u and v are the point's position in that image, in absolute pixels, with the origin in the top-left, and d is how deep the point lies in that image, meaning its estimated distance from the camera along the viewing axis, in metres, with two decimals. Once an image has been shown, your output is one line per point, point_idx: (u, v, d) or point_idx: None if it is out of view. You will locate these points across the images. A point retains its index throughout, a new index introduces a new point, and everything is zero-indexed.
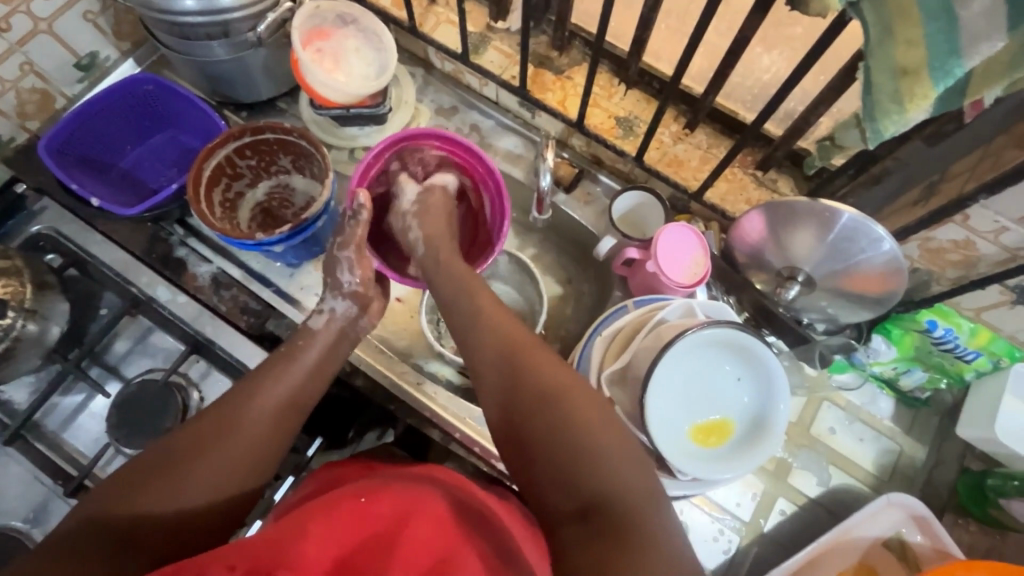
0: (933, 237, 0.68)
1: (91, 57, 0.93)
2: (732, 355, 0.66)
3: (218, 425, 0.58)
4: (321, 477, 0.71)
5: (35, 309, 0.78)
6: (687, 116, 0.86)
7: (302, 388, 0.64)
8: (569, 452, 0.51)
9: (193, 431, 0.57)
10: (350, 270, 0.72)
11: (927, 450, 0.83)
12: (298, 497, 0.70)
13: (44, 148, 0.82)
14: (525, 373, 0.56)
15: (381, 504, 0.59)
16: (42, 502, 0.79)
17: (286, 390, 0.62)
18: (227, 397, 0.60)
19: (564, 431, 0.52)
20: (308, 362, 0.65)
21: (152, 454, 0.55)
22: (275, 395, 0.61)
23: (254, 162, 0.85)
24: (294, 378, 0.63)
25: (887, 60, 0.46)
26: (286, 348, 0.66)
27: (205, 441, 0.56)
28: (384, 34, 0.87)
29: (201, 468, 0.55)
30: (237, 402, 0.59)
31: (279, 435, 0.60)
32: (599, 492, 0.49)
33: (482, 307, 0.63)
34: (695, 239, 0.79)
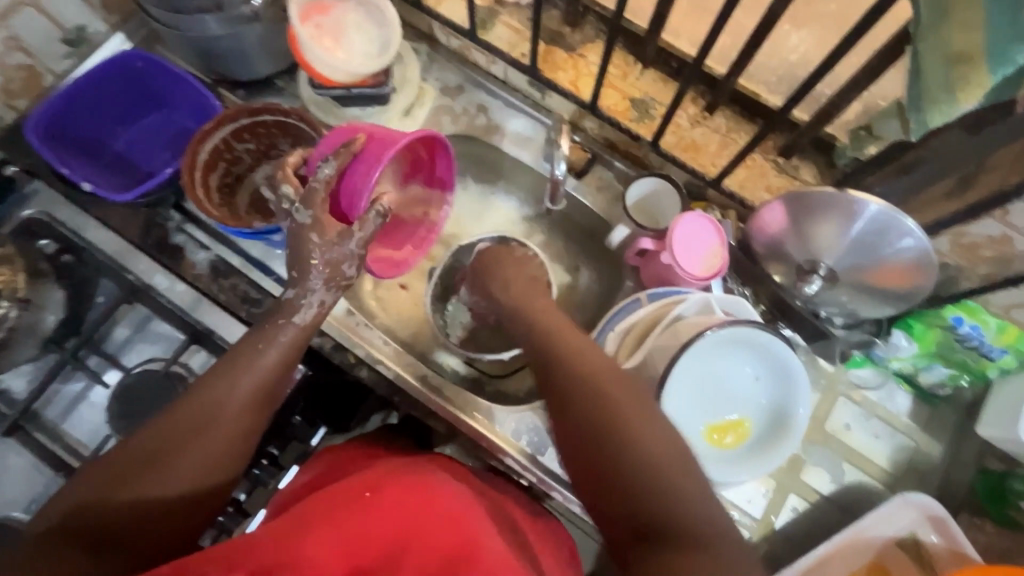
0: (968, 231, 0.65)
1: (78, 31, 0.88)
2: (754, 355, 0.63)
3: (190, 419, 0.56)
4: (327, 459, 0.71)
5: (29, 298, 0.76)
6: (707, 98, 0.82)
7: (270, 384, 0.60)
8: (629, 467, 0.51)
9: (165, 428, 0.55)
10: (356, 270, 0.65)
11: (945, 447, 0.81)
12: (299, 483, 0.70)
13: (30, 130, 0.78)
14: (576, 388, 0.56)
15: (385, 494, 0.58)
16: (43, 492, 0.79)
17: (254, 379, 0.59)
18: (195, 388, 0.58)
19: (621, 450, 0.52)
20: (274, 353, 0.61)
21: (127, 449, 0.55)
22: (244, 395, 0.58)
23: (252, 145, 0.82)
24: (260, 375, 0.59)
25: (940, 45, 0.42)
26: (255, 331, 0.62)
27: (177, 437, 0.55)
28: (386, 8, 0.82)
29: (177, 464, 0.55)
30: (206, 395, 0.57)
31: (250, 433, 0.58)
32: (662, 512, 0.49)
33: (535, 308, 0.68)
34: (711, 229, 0.75)
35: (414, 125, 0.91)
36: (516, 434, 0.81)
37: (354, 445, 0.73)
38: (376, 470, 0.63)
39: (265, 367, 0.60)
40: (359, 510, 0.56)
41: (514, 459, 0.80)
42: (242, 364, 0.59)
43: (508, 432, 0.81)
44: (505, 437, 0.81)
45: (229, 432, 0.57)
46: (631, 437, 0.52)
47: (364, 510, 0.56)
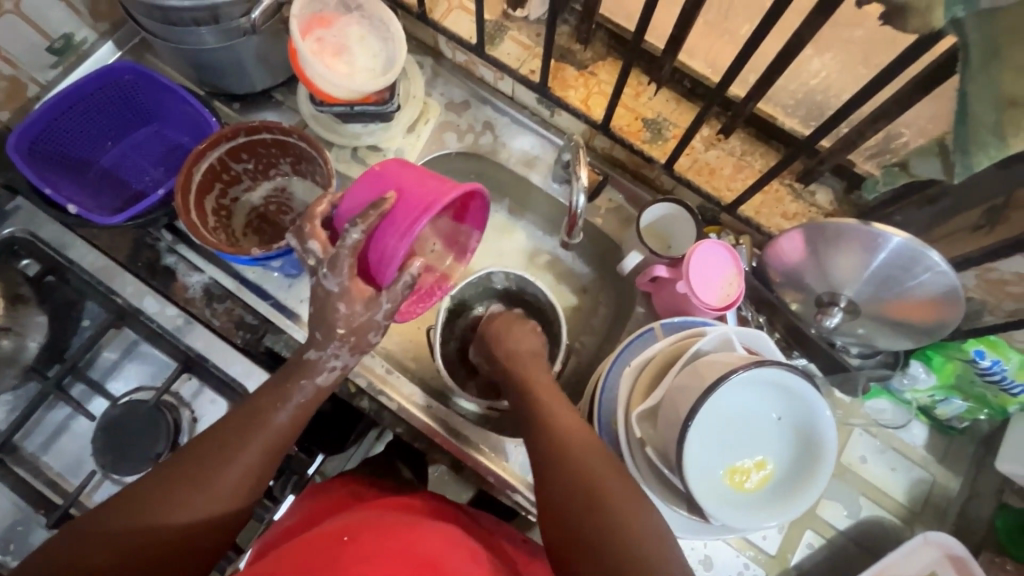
0: (995, 268, 0.63)
1: (65, 39, 0.84)
2: (779, 396, 0.60)
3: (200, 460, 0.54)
4: (307, 507, 0.66)
5: (9, 325, 0.72)
6: (722, 120, 0.79)
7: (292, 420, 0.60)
8: (596, 501, 0.51)
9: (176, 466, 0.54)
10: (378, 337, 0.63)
11: (961, 481, 0.79)
12: (283, 525, 0.63)
13: (12, 147, 0.73)
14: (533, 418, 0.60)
15: (361, 541, 0.53)
16: (24, 529, 0.73)
17: (273, 427, 0.58)
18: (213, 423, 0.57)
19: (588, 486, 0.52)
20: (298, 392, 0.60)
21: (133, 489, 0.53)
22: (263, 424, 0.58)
23: (251, 165, 0.79)
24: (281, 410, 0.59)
25: (991, 87, 0.40)
26: (277, 383, 0.60)
27: (185, 476, 0.53)
28: (392, 22, 0.78)
29: (183, 502, 0.52)
30: (224, 440, 0.56)
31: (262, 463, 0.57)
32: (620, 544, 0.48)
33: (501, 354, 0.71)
34: (729, 257, 0.73)
35: (417, 142, 0.88)
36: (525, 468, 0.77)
37: (342, 487, 0.68)
38: (346, 518, 0.58)
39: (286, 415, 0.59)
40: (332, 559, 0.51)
41: (523, 495, 0.77)
42: (264, 411, 0.58)
43: (516, 466, 0.77)
44: (513, 470, 0.77)
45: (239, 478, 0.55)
46: (594, 468, 0.53)
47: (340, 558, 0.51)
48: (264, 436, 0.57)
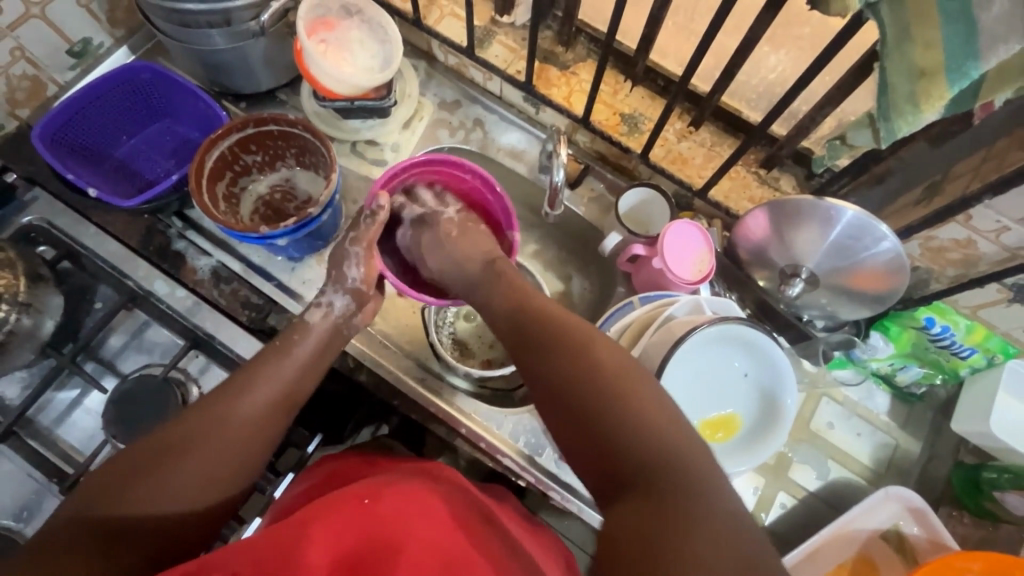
0: (935, 236, 0.70)
1: (83, 43, 0.90)
2: (742, 351, 0.68)
3: (214, 413, 0.57)
4: (323, 469, 0.69)
5: (29, 302, 0.76)
6: (692, 114, 0.86)
7: (298, 381, 0.63)
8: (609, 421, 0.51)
9: (185, 424, 0.55)
10: (359, 278, 0.73)
11: (922, 444, 0.85)
12: (301, 489, 0.68)
13: (37, 137, 0.79)
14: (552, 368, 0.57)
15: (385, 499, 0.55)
16: (35, 498, 0.77)
17: (283, 375, 0.62)
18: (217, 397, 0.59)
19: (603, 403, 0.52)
20: (302, 356, 0.65)
21: (141, 451, 0.53)
22: (268, 389, 0.60)
23: (260, 156, 0.85)
24: (288, 369, 0.63)
25: (905, 62, 0.46)
26: (279, 343, 0.65)
27: (199, 429, 0.55)
28: (389, 26, 0.85)
29: (203, 450, 0.54)
30: (231, 390, 0.59)
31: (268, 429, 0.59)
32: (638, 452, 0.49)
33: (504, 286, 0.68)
34: (700, 236, 0.79)
35: (412, 137, 0.94)
36: (515, 435, 0.83)
37: (352, 454, 0.72)
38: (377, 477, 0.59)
39: (297, 362, 0.64)
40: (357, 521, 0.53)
41: (512, 460, 0.82)
42: (272, 362, 0.62)
43: (506, 433, 0.83)
44: (503, 438, 0.82)
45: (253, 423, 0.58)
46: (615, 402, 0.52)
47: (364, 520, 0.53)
48: (270, 386, 0.61)
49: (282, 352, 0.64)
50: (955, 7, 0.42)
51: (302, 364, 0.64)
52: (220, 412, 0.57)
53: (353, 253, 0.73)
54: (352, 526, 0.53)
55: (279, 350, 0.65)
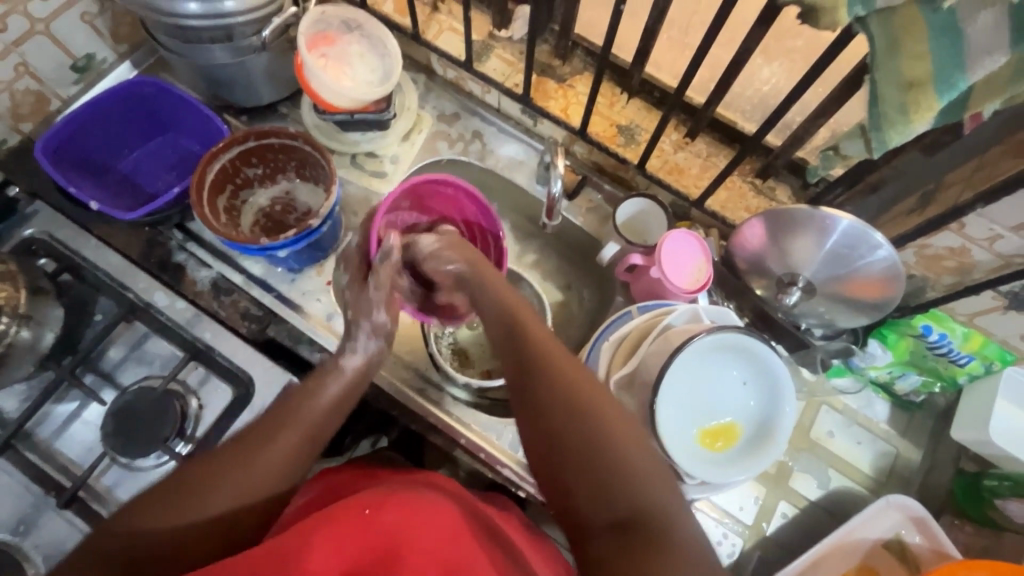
0: (930, 244, 0.70)
1: (87, 59, 0.91)
2: (740, 359, 0.68)
3: (247, 447, 0.58)
4: (322, 483, 0.69)
5: (29, 314, 0.76)
6: (688, 125, 0.88)
7: (325, 422, 0.63)
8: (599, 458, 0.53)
9: (219, 456, 0.57)
10: (381, 318, 0.70)
11: (923, 452, 0.84)
12: (301, 504, 0.67)
13: (40, 151, 0.80)
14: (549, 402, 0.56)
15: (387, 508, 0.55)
16: (32, 513, 0.75)
17: (316, 414, 0.62)
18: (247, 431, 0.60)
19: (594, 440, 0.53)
20: (331, 397, 0.64)
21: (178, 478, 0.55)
22: (295, 433, 0.60)
23: (261, 170, 0.86)
24: (318, 414, 0.62)
25: (895, 73, 0.47)
26: (310, 384, 0.65)
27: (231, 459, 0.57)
28: (389, 41, 0.87)
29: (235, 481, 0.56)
30: (266, 426, 0.60)
31: (290, 472, 0.59)
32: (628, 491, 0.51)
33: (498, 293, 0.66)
34: (697, 246, 0.80)
35: (411, 149, 0.96)
36: (515, 446, 0.83)
37: (353, 467, 0.71)
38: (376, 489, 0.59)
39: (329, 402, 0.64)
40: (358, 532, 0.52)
41: (512, 471, 0.82)
42: (307, 401, 0.63)
43: (505, 444, 0.83)
44: (502, 449, 0.82)
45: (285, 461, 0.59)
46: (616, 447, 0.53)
47: (363, 531, 0.52)
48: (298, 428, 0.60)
49: (313, 393, 0.64)
50: (942, 21, 0.43)
51: (336, 401, 0.64)
52: (254, 447, 0.58)
53: (375, 297, 0.70)
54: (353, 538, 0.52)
55: (313, 386, 0.65)
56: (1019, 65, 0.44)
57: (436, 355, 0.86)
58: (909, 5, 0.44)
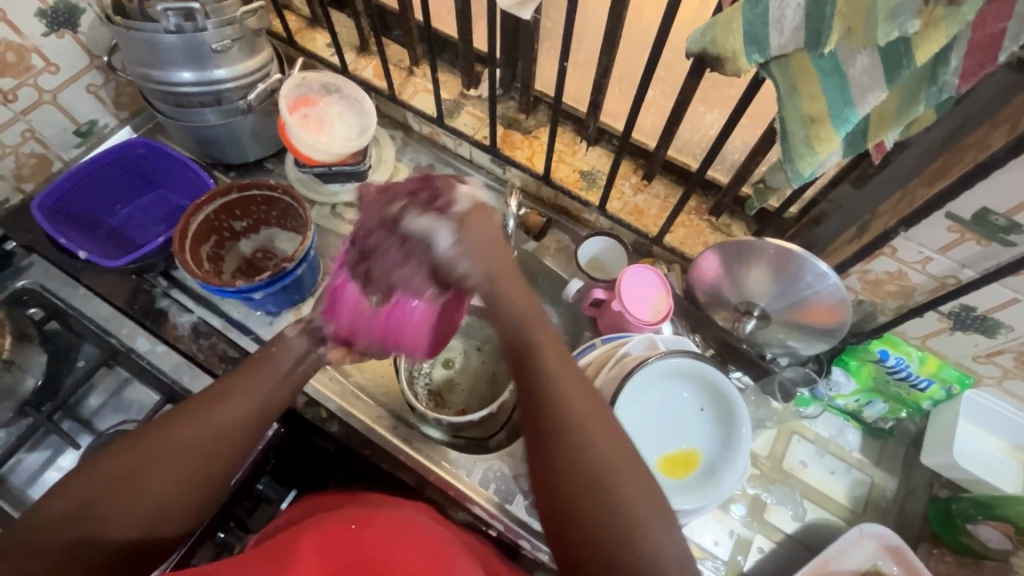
0: (870, 270, 0.73)
1: (90, 125, 0.99)
2: (693, 384, 0.70)
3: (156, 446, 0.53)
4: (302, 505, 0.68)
5: (11, 360, 0.80)
6: (644, 169, 0.94)
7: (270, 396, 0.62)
8: (569, 456, 0.51)
9: (116, 456, 0.52)
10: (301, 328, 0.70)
11: (898, 481, 0.84)
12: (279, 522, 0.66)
13: (37, 207, 0.86)
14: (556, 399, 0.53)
15: (371, 529, 0.54)
16: None
17: (235, 413, 0.58)
18: (195, 409, 0.56)
19: (562, 446, 0.51)
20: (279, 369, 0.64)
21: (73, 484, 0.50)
22: (240, 407, 0.59)
23: (246, 221, 0.92)
24: (255, 389, 0.61)
25: (797, 111, 0.52)
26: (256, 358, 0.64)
27: (145, 456, 0.52)
28: (365, 101, 0.95)
29: (146, 493, 0.51)
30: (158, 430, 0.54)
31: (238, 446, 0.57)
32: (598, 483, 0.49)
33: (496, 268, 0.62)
34: (657, 279, 0.82)
35: None
36: (485, 482, 0.83)
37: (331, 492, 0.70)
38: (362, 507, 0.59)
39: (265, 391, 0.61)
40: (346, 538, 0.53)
41: (482, 507, 0.82)
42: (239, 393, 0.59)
43: (476, 480, 0.83)
44: (473, 486, 0.82)
45: (178, 482, 0.53)
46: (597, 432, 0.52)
47: (350, 543, 0.52)
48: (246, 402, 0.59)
49: (219, 398, 0.58)
50: (828, 64, 0.49)
51: (267, 398, 0.61)
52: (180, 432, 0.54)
53: None
54: (343, 548, 0.52)
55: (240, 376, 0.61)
56: (902, 98, 0.49)
57: (413, 401, 0.84)
58: (800, 53, 0.49)
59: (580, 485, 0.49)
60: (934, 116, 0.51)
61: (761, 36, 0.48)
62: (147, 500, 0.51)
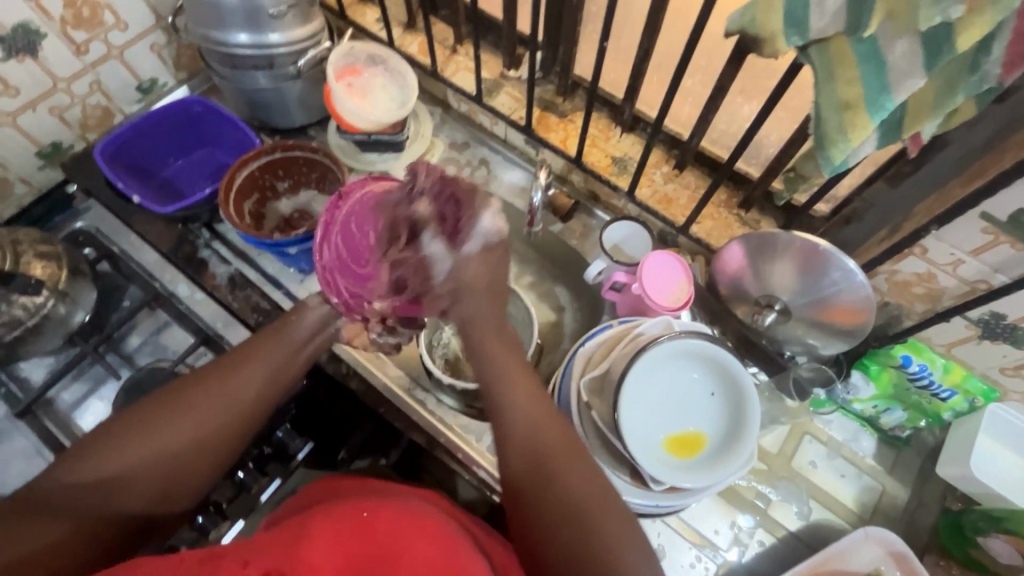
0: (898, 271, 0.73)
1: (151, 82, 1.05)
2: (705, 367, 0.71)
3: (170, 420, 0.58)
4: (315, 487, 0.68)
5: (66, 292, 0.86)
6: (676, 159, 0.94)
7: (284, 365, 0.67)
8: (540, 495, 0.57)
9: (132, 428, 0.56)
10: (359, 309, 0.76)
11: (910, 491, 0.83)
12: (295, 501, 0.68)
13: (99, 150, 0.92)
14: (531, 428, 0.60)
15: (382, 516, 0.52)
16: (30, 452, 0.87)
17: (249, 381, 0.63)
18: (213, 382, 0.62)
19: (539, 482, 0.57)
20: (298, 334, 0.70)
21: (90, 454, 0.54)
22: (256, 375, 0.64)
23: (288, 181, 0.96)
24: (274, 354, 0.67)
25: (832, 97, 0.52)
26: (277, 324, 0.70)
27: (160, 425, 0.57)
28: (408, 74, 0.98)
29: (155, 462, 0.56)
30: (166, 403, 0.59)
31: (250, 418, 0.63)
32: (571, 514, 0.55)
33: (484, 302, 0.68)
34: (680, 267, 0.82)
35: None
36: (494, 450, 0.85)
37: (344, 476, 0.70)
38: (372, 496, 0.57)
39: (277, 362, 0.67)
40: (359, 532, 0.50)
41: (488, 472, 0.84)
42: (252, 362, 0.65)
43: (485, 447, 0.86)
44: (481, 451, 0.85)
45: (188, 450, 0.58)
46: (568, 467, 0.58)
47: (357, 529, 0.51)
48: (259, 373, 0.65)
49: (233, 368, 0.64)
50: (868, 49, 0.48)
51: (283, 367, 0.67)
52: (190, 402, 0.59)
53: None
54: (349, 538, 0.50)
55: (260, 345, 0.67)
56: (941, 86, 0.49)
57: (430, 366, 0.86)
58: (840, 37, 0.49)
59: (555, 513, 0.55)
60: (976, 109, 0.51)
61: (801, 18, 0.48)
62: (150, 465, 0.56)
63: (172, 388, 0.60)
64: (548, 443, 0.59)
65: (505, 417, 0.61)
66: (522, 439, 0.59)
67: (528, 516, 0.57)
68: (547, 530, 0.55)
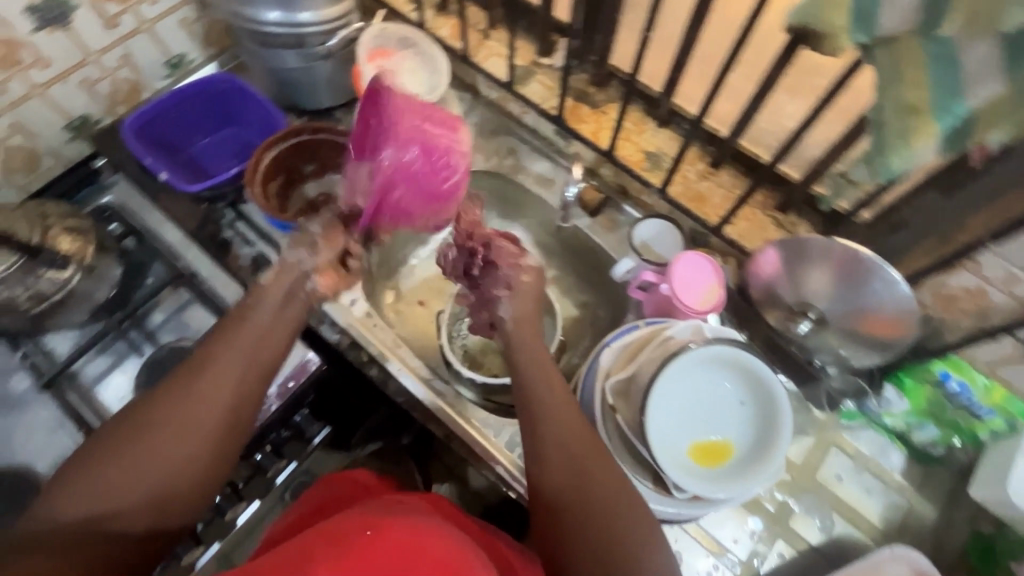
0: (946, 283, 0.70)
1: (180, 58, 1.04)
2: (735, 375, 0.70)
3: (152, 435, 0.57)
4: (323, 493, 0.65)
5: (92, 266, 0.86)
6: (712, 156, 0.91)
7: (258, 351, 0.66)
8: (569, 499, 0.59)
9: (116, 453, 0.56)
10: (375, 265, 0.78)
11: (938, 509, 0.80)
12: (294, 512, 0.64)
13: (128, 126, 0.92)
14: (558, 430, 0.62)
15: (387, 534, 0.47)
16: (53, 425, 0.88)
17: (223, 376, 0.62)
18: (185, 388, 0.60)
19: (565, 486, 0.60)
20: (262, 320, 0.68)
21: (80, 486, 0.54)
22: (231, 367, 0.63)
23: (314, 165, 0.95)
24: (247, 342, 0.65)
25: (896, 99, 0.49)
26: (236, 315, 0.68)
27: (140, 442, 0.57)
28: (440, 58, 0.96)
29: (147, 475, 0.56)
30: (141, 422, 0.58)
31: (238, 409, 0.62)
32: (585, 504, 0.58)
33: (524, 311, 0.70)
34: (711, 269, 0.80)
35: None
36: (511, 445, 0.84)
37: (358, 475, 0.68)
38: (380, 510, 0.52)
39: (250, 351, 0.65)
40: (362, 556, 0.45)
41: (505, 468, 0.83)
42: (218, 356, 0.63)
43: (503, 442, 0.84)
44: (499, 446, 0.84)
45: (183, 458, 0.57)
46: (590, 471, 0.60)
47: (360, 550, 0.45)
48: (233, 366, 0.63)
49: (199, 369, 0.62)
50: (941, 50, 0.45)
51: (259, 353, 0.65)
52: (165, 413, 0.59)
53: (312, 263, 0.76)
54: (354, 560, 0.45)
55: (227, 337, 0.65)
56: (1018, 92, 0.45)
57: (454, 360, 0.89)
58: (910, 35, 0.46)
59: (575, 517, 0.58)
60: None
61: (871, 14, 0.46)
62: (147, 478, 0.56)
63: (139, 406, 0.59)
64: (572, 444, 0.61)
65: (535, 398, 0.64)
66: (549, 441, 0.61)
67: (553, 523, 0.59)
68: (571, 531, 0.58)
